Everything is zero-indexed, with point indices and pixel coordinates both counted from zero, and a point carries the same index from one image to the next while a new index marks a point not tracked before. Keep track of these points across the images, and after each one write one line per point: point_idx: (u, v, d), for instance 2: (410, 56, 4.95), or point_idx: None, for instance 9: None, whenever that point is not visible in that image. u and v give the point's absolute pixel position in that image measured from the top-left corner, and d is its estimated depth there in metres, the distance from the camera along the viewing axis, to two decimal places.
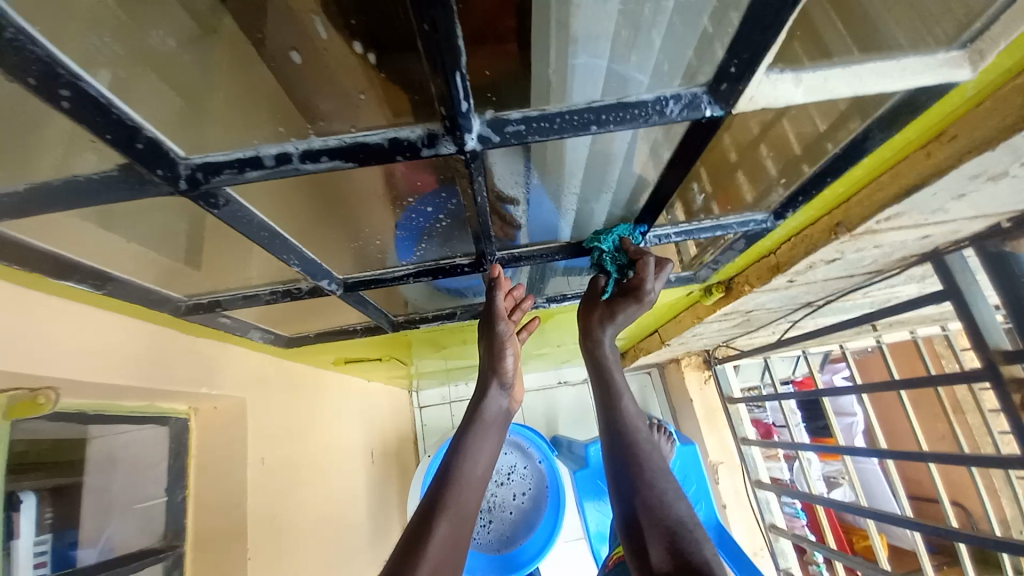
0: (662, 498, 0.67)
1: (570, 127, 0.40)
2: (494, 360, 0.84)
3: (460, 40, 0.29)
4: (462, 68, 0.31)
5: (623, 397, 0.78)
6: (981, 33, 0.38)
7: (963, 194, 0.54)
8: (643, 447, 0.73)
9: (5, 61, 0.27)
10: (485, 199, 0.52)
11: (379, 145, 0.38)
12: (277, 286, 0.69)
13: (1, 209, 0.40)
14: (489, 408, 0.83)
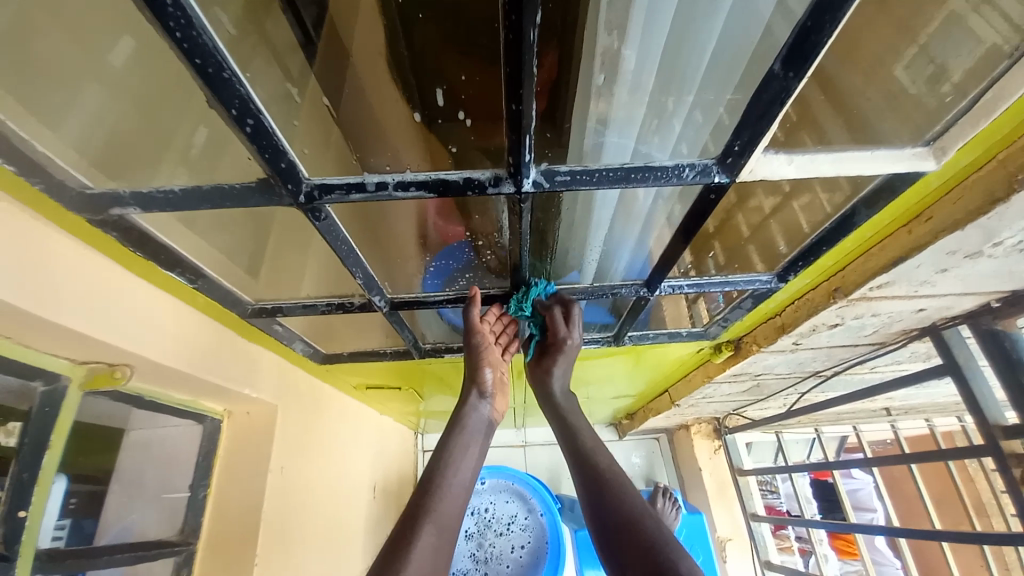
0: (633, 516, 0.73)
1: (607, 180, 0.49)
2: (473, 372, 0.91)
3: (533, 112, 0.40)
4: (531, 131, 0.42)
5: (580, 429, 0.89)
6: (941, 133, 0.47)
7: (945, 269, 0.62)
8: (615, 476, 0.79)
9: (220, 95, 0.38)
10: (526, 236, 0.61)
11: (456, 181, 0.49)
12: (333, 299, 0.77)
13: (156, 203, 0.52)
14: (470, 417, 0.90)
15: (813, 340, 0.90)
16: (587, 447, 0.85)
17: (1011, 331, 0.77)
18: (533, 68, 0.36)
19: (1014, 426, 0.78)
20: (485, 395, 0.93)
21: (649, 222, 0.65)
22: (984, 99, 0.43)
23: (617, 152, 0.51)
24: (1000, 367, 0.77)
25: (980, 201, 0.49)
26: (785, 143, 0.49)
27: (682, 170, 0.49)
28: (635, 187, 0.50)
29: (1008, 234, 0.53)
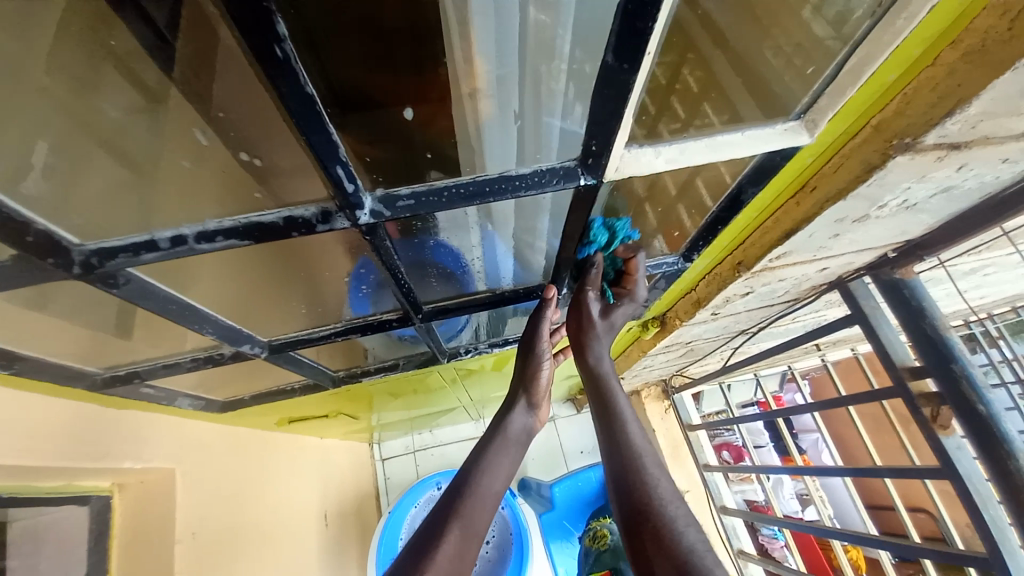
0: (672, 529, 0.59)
1: (459, 198, 0.43)
2: (526, 380, 0.88)
3: (335, 133, 0.33)
4: (342, 159, 0.35)
5: (628, 425, 0.68)
6: (811, 105, 0.44)
7: (837, 235, 0.61)
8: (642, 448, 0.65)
9: None
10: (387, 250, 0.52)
11: (275, 223, 0.42)
12: (198, 353, 0.67)
13: None
14: (513, 425, 0.86)
15: (729, 309, 0.90)
16: (632, 442, 0.66)
17: (908, 278, 0.79)
18: (310, 86, 0.29)
19: (918, 367, 0.81)
20: (535, 404, 0.89)
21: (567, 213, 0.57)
22: (848, 66, 0.40)
23: (505, 153, 0.42)
24: (903, 315, 0.79)
25: (858, 170, 0.47)
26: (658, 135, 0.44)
27: (544, 176, 0.43)
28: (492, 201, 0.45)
29: (890, 198, 0.52)
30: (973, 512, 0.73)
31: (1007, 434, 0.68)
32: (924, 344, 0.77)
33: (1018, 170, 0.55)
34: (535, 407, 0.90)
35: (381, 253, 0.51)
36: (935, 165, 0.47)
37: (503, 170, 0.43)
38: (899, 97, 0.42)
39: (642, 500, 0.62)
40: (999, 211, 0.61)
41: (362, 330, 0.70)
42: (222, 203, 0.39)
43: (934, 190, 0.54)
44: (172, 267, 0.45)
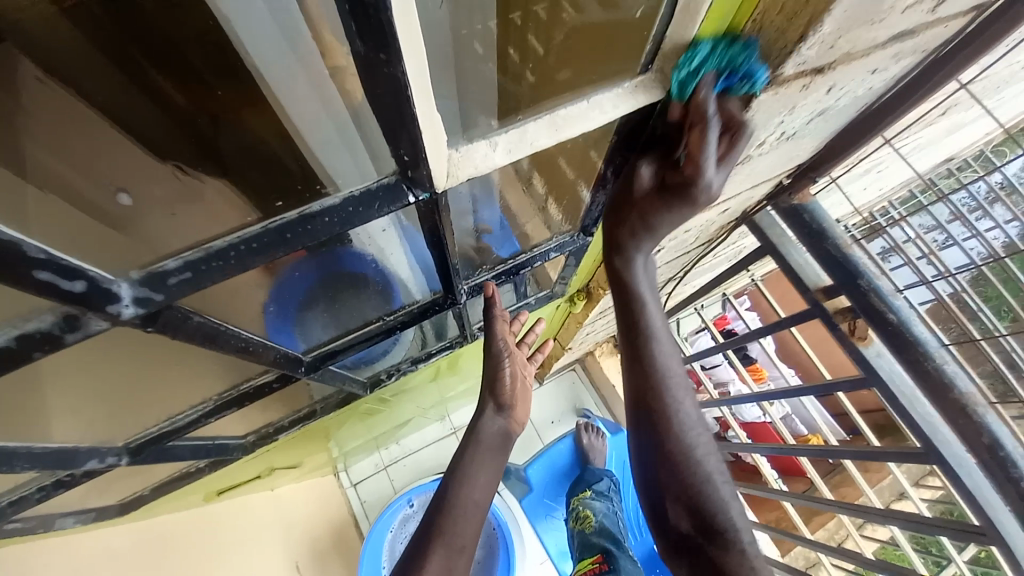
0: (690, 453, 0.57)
1: (250, 254, 0.37)
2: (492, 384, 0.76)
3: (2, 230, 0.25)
4: (45, 251, 0.27)
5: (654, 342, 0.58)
6: (655, 55, 0.40)
7: (726, 179, 0.57)
8: (674, 398, 0.58)
9: None
10: (209, 330, 0.44)
11: (3, 347, 0.30)
12: (41, 483, 0.54)
13: None
14: (485, 431, 0.73)
15: None
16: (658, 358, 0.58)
17: (806, 202, 0.80)
18: None
19: (831, 286, 0.82)
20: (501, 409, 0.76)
21: (490, 196, 0.56)
22: (680, 3, 0.35)
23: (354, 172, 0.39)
24: (809, 240, 0.79)
25: (725, 113, 0.43)
26: (507, 120, 0.42)
27: (353, 201, 0.39)
28: (299, 244, 0.40)
29: (766, 135, 0.48)
30: (904, 413, 0.76)
31: (920, 335, 0.70)
32: (831, 265, 0.77)
33: (887, 78, 0.52)
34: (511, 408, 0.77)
35: (195, 334, 0.43)
36: (803, 93, 0.43)
37: (303, 209, 0.38)
38: (750, 23, 0.36)
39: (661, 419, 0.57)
40: (876, 121, 0.59)
41: (239, 402, 0.61)
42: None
43: (809, 115, 0.50)
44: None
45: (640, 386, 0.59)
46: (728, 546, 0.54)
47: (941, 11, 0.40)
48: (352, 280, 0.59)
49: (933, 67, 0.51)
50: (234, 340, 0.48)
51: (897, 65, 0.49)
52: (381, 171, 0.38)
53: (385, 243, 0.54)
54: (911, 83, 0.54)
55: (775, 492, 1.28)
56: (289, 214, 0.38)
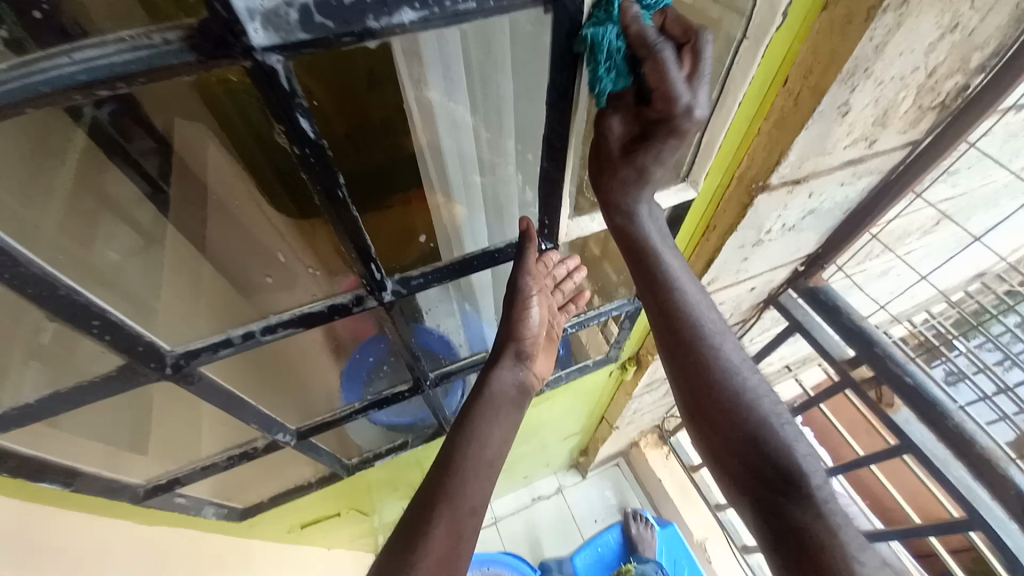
0: (778, 457, 0.50)
1: (453, 273, 0.62)
2: (513, 328, 0.69)
3: (366, 235, 0.49)
4: (373, 257, 0.52)
5: (716, 344, 0.56)
6: (689, 170, 0.64)
7: (747, 256, 0.77)
8: (749, 400, 0.53)
9: (69, 310, 0.43)
10: (403, 320, 0.67)
11: (321, 310, 0.56)
12: (232, 451, 0.74)
13: (23, 415, 0.51)
14: (499, 385, 0.67)
15: None
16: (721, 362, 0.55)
17: (821, 285, 0.98)
18: (353, 210, 0.46)
19: (854, 356, 0.95)
20: None
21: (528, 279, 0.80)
22: (703, 142, 0.59)
23: (502, 231, 0.64)
24: (828, 315, 0.95)
25: (737, 209, 0.66)
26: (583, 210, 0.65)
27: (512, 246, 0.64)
28: (467, 271, 0.64)
29: (770, 223, 0.70)
30: (939, 474, 0.84)
31: (937, 396, 0.81)
32: (850, 335, 0.92)
33: (858, 189, 0.74)
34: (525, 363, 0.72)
35: (397, 322, 0.65)
36: (790, 196, 0.65)
37: (484, 247, 0.64)
38: (746, 156, 0.61)
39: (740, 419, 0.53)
40: (861, 218, 0.80)
41: (379, 404, 0.79)
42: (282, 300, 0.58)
43: (803, 213, 0.72)
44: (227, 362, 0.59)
45: (705, 377, 0.55)
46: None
47: (875, 146, 0.63)
48: (433, 349, 0.80)
49: (891, 182, 0.73)
50: (409, 335, 0.70)
51: (862, 180, 0.71)
52: None
53: (453, 309, 0.79)
54: (878, 192, 0.75)
55: None
56: (475, 250, 0.64)
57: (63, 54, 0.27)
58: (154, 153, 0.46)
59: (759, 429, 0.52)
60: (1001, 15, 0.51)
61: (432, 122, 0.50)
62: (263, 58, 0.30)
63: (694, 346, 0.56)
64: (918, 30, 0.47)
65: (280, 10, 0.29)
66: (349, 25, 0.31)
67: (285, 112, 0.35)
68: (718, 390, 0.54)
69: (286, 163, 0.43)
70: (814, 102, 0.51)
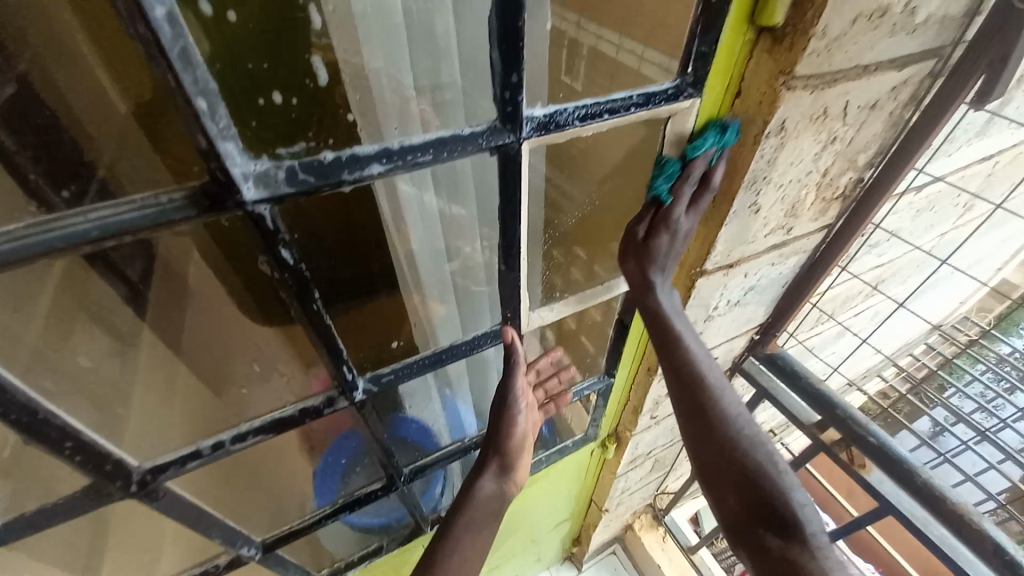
0: (745, 440, 0.64)
1: (426, 365, 0.63)
2: (499, 440, 0.76)
3: (338, 339, 0.53)
4: (345, 360, 0.55)
5: (688, 342, 0.65)
6: None
7: (703, 332, 0.84)
8: (722, 395, 0.66)
9: (42, 433, 0.43)
10: (376, 418, 0.68)
11: (292, 415, 0.57)
12: (192, 571, 0.69)
13: None
14: (482, 496, 0.73)
15: (664, 410, 1.07)
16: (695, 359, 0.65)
17: (778, 352, 1.04)
18: (327, 318, 0.50)
19: (820, 419, 0.98)
20: None
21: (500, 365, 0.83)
22: None
23: (472, 325, 0.68)
24: (789, 380, 1.00)
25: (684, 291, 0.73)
26: (544, 299, 0.70)
27: (481, 337, 0.67)
28: (442, 364, 0.66)
29: (716, 301, 0.77)
30: (921, 535, 0.84)
31: (902, 454, 0.84)
32: (813, 399, 0.96)
33: (789, 267, 0.83)
34: (508, 468, 0.77)
35: (368, 424, 0.66)
36: (727, 278, 0.72)
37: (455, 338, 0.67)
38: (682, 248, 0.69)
39: (717, 416, 0.65)
40: (798, 292, 0.88)
41: (352, 506, 0.77)
42: (261, 400, 0.59)
43: (744, 290, 0.79)
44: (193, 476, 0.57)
45: (684, 376, 0.66)
46: (795, 537, 0.60)
47: (793, 232, 0.73)
48: (407, 443, 0.80)
49: (817, 260, 0.82)
50: (383, 433, 0.71)
51: (790, 259, 0.81)
52: (493, 321, 0.67)
53: (429, 397, 0.80)
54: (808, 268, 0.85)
55: None
56: (446, 342, 0.66)
57: (81, 215, 0.33)
58: (139, 258, 0.46)
59: (755, 467, 0.63)
60: (865, 133, 0.63)
61: (406, 232, 0.55)
62: (252, 209, 0.37)
63: (706, 400, 0.65)
64: (800, 147, 0.58)
65: (270, 172, 0.36)
66: (327, 178, 0.38)
67: (268, 244, 0.40)
68: (731, 444, 0.64)
69: (263, 280, 0.47)
70: (728, 204, 0.60)
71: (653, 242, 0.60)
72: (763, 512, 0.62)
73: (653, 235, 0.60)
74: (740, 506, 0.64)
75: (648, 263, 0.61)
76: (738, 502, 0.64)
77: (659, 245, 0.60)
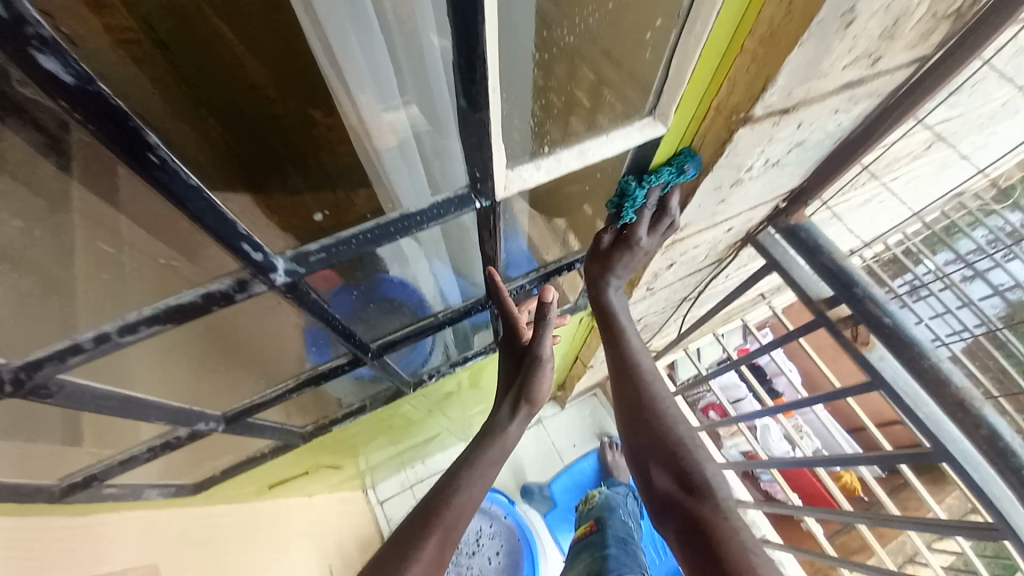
0: (672, 425, 0.66)
1: (364, 242, 0.51)
2: (528, 387, 0.81)
3: (220, 206, 0.39)
4: (244, 235, 0.41)
5: (626, 331, 0.74)
6: (656, 102, 0.52)
7: (725, 199, 0.68)
8: (652, 381, 0.70)
9: None
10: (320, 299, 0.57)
11: (194, 301, 0.46)
12: (154, 443, 0.69)
13: None
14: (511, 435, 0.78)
15: (662, 282, 0.98)
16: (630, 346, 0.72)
17: (802, 222, 0.91)
18: (185, 174, 0.35)
19: (832, 296, 0.90)
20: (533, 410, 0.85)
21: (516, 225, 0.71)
22: (673, 64, 0.48)
23: (418, 194, 0.53)
24: (807, 255, 0.89)
25: (715, 146, 0.55)
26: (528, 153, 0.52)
27: (433, 208, 0.52)
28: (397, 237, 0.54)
29: (752, 161, 0.60)
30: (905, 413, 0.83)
31: (915, 337, 0.78)
32: (830, 276, 0.86)
33: (854, 115, 0.64)
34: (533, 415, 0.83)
35: (307, 307, 0.56)
36: (775, 129, 0.54)
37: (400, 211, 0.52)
38: (727, 81, 0.49)
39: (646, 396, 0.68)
40: (852, 150, 0.70)
41: (313, 381, 0.73)
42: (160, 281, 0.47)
43: (789, 146, 0.62)
44: (95, 366, 0.48)
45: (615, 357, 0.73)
46: (711, 510, 0.58)
47: (879, 65, 0.52)
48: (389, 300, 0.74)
49: (890, 108, 0.63)
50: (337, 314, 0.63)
51: (859, 105, 0.61)
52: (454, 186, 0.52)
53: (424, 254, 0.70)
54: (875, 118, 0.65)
55: (797, 510, 1.32)
56: (388, 215, 0.53)
57: None
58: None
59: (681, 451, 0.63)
60: None
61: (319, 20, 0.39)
62: None
63: (637, 378, 0.70)
64: None
65: None
66: None
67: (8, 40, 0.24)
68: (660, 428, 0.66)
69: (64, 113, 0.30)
70: (816, 7, 0.39)
71: (614, 254, 0.70)
72: (689, 489, 0.60)
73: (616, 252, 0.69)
74: (665, 483, 0.62)
75: (607, 267, 0.72)
76: (669, 479, 0.62)
77: (619, 258, 0.70)
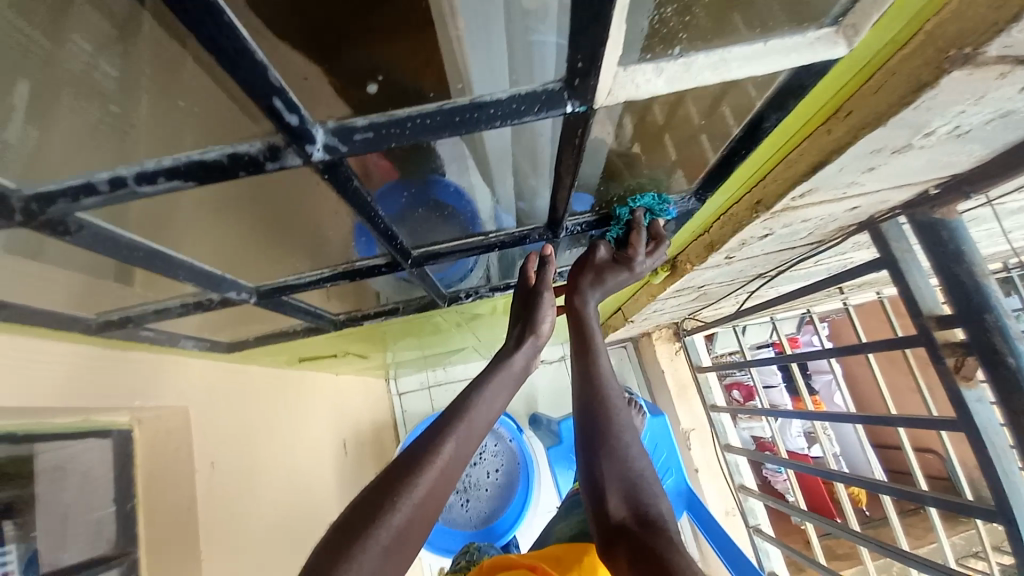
0: (627, 450, 0.75)
1: (423, 128, 0.42)
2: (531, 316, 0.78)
3: (249, 44, 0.30)
4: (277, 89, 0.33)
5: (599, 353, 0.80)
6: (848, 10, 0.39)
7: (873, 168, 0.54)
8: (616, 409, 0.78)
9: None
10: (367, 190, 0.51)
11: (218, 160, 0.40)
12: (186, 299, 0.68)
13: None
14: (517, 361, 0.76)
15: (744, 253, 0.85)
16: (602, 371, 0.79)
17: (950, 219, 0.71)
18: None
19: (948, 315, 0.74)
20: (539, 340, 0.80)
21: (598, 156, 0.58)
22: None
23: (493, 78, 0.41)
24: (935, 258, 0.72)
25: (903, 89, 0.40)
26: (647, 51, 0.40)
27: (509, 103, 0.42)
28: (461, 129, 0.44)
29: (939, 122, 0.45)
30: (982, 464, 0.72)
31: None
32: (957, 292, 0.70)
33: None
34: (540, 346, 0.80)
35: (349, 198, 0.50)
36: (999, 82, 0.38)
37: (474, 98, 0.41)
38: None
39: (605, 420, 0.77)
40: None
41: (350, 276, 0.72)
42: None
43: (997, 112, 0.45)
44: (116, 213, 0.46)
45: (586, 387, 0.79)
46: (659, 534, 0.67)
47: None
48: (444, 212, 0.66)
49: None
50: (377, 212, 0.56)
51: None
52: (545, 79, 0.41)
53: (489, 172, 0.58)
54: None
55: (791, 507, 1.27)
56: (458, 99, 0.42)
57: None
58: None
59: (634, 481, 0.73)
60: None
61: None
62: None
63: (604, 409, 0.77)
64: None
65: None
66: None
67: None
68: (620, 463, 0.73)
69: None
70: None
71: (605, 274, 0.78)
72: (640, 518, 0.70)
73: (610, 268, 0.77)
74: (619, 510, 0.71)
75: (596, 279, 0.78)
76: (619, 503, 0.72)
77: (614, 277, 0.77)
